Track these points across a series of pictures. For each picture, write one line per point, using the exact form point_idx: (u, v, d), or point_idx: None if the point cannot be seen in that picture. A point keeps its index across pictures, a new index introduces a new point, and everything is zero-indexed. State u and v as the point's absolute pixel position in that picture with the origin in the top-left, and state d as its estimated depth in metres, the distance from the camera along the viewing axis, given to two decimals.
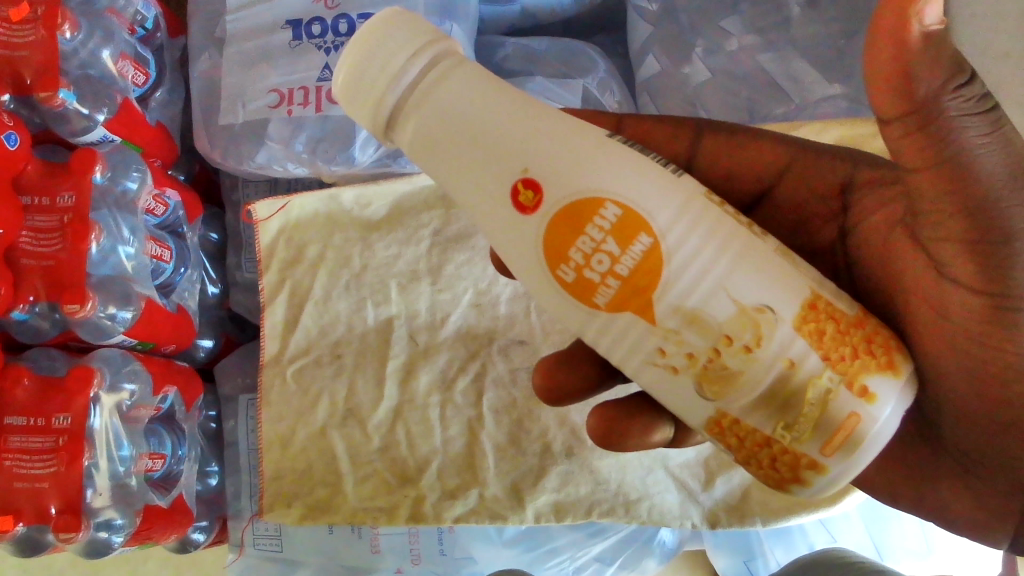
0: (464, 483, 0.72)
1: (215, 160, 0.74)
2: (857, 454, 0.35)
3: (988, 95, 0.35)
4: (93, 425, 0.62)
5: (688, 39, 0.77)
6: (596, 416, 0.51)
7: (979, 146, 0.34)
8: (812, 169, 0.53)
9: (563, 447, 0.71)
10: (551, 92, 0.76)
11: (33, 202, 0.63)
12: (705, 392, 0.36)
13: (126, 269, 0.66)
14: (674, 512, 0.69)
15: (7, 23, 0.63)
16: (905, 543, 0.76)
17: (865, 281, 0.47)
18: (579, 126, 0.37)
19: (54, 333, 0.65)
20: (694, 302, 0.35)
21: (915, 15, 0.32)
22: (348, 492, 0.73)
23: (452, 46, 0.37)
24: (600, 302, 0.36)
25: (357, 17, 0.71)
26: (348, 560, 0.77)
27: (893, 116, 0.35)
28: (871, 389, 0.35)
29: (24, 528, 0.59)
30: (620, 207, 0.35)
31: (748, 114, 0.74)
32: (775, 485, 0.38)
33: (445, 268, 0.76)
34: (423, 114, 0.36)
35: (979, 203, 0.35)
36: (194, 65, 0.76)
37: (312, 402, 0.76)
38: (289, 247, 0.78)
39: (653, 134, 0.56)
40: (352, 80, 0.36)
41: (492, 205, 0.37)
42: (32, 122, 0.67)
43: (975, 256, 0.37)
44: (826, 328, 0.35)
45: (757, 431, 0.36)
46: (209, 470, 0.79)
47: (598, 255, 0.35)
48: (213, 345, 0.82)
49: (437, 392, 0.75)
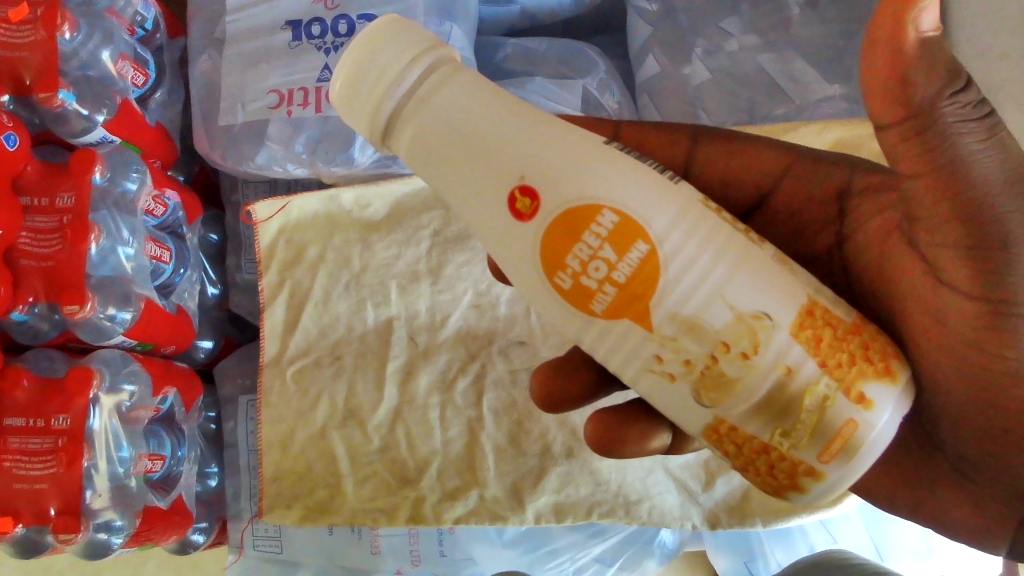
0: (463, 484, 0.72)
1: (215, 161, 0.74)
2: (854, 461, 0.35)
3: (984, 101, 0.34)
4: (93, 426, 0.62)
5: (688, 39, 0.77)
6: (593, 424, 0.51)
7: (976, 151, 0.34)
8: (810, 174, 0.53)
9: (563, 449, 0.71)
10: (551, 93, 0.75)
11: (33, 203, 0.63)
12: (702, 398, 0.36)
13: (126, 270, 0.66)
14: (674, 513, 0.69)
15: (6, 23, 0.63)
16: (906, 545, 0.76)
17: (863, 288, 0.47)
18: (576, 132, 0.37)
19: (54, 334, 0.65)
20: (691, 309, 0.35)
21: (911, 21, 0.32)
22: (348, 493, 0.73)
23: (449, 53, 0.37)
24: (597, 309, 0.36)
25: (357, 18, 0.71)
26: (348, 561, 0.77)
27: (889, 122, 0.35)
28: (868, 396, 0.35)
29: (24, 529, 0.59)
30: (617, 214, 0.35)
31: (748, 115, 0.74)
32: (773, 492, 0.38)
33: (445, 269, 0.76)
34: (421, 120, 0.36)
35: (976, 209, 0.35)
36: (194, 65, 0.76)
37: (312, 403, 0.76)
38: (289, 247, 0.78)
39: (651, 140, 0.56)
40: (349, 87, 0.36)
41: (488, 211, 0.37)
42: (32, 123, 0.67)
43: (972, 262, 0.37)
44: (824, 335, 0.35)
45: (755, 437, 0.36)
46: (209, 471, 0.79)
47: (595, 262, 0.35)
48: (213, 346, 0.82)
49: (436, 393, 0.75)
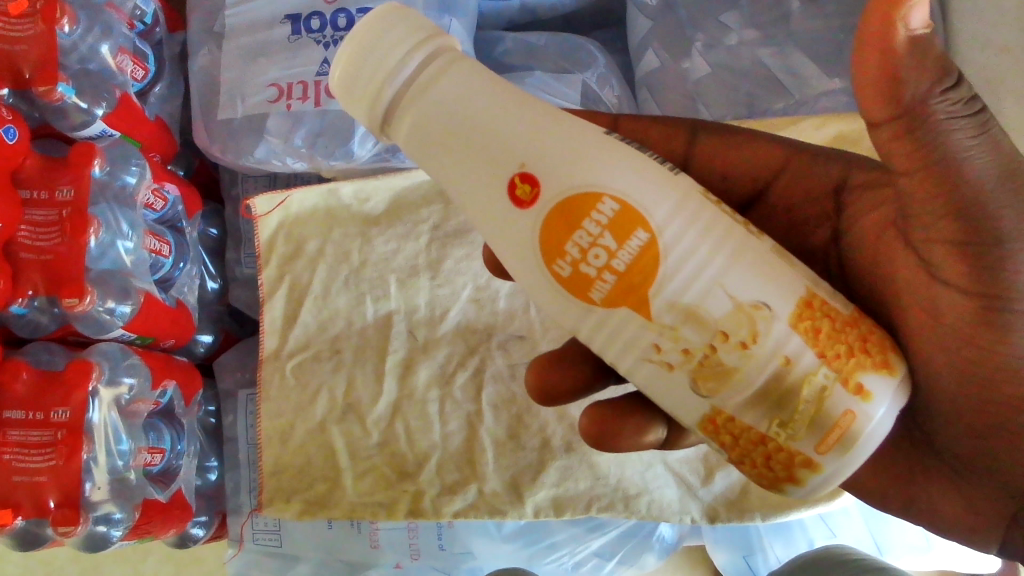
0: (463, 478, 0.72)
1: (214, 155, 0.74)
2: (851, 452, 0.35)
3: (976, 97, 0.35)
4: (93, 419, 0.62)
5: (688, 33, 0.77)
6: (589, 419, 0.51)
7: (967, 147, 0.35)
8: (808, 168, 0.53)
9: (563, 443, 0.71)
10: (551, 87, 0.75)
11: (33, 196, 0.63)
12: (700, 388, 0.36)
13: (126, 264, 0.66)
14: (673, 507, 0.69)
15: (6, 16, 0.62)
16: (906, 541, 0.76)
17: (859, 283, 0.47)
18: (577, 122, 0.37)
19: (53, 327, 0.66)
20: (691, 298, 0.35)
21: (901, 20, 0.32)
22: (348, 487, 0.73)
23: (449, 42, 0.37)
24: (596, 298, 0.36)
25: (357, 12, 0.71)
26: (348, 555, 0.77)
27: (882, 119, 0.36)
28: (866, 387, 0.35)
29: (24, 521, 0.59)
30: (617, 202, 0.35)
31: (747, 109, 0.74)
32: (769, 484, 0.38)
33: (445, 263, 0.76)
34: (421, 108, 0.36)
35: (970, 206, 0.35)
36: (194, 59, 0.75)
37: (312, 397, 0.76)
38: (288, 242, 0.78)
39: (650, 133, 0.56)
40: (349, 75, 0.36)
41: (487, 199, 0.37)
42: (32, 117, 0.67)
43: (967, 258, 0.37)
44: (822, 326, 0.35)
45: (752, 428, 0.36)
46: (209, 465, 0.79)
47: (594, 249, 0.35)
48: (212, 341, 0.83)
49: (436, 387, 0.75)
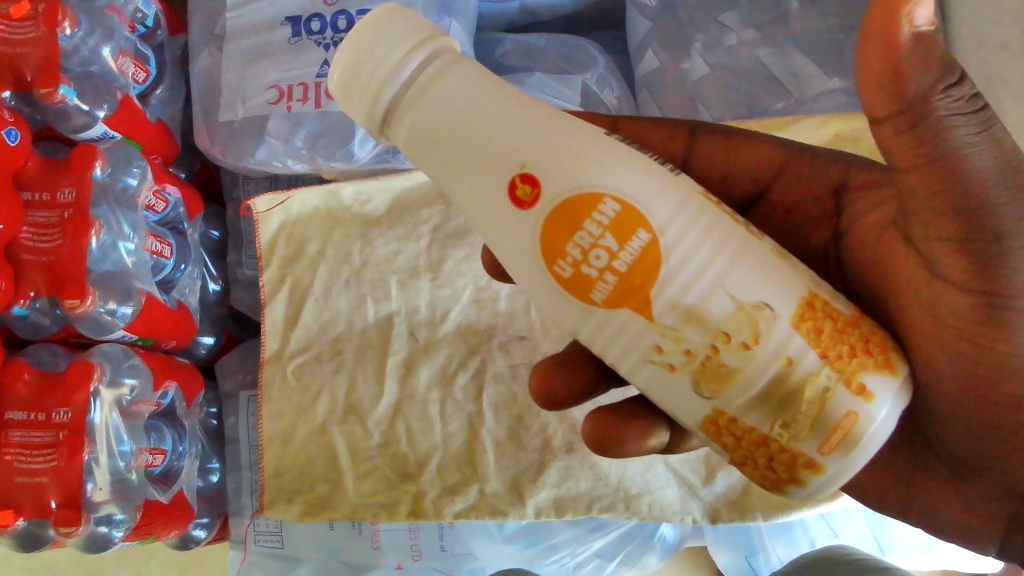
0: (464, 479, 0.72)
1: (216, 157, 0.74)
2: (854, 452, 0.35)
3: (977, 95, 0.35)
4: (93, 420, 0.62)
5: (687, 34, 0.77)
6: (591, 423, 0.51)
7: (970, 145, 0.35)
8: (807, 171, 0.53)
9: (564, 443, 0.72)
10: (551, 88, 0.76)
11: (34, 197, 0.63)
12: (702, 390, 0.36)
13: (126, 265, 0.66)
14: (674, 507, 0.69)
15: (7, 19, 0.63)
16: (906, 540, 0.77)
17: (858, 283, 0.47)
18: (578, 124, 0.37)
19: (54, 328, 0.65)
20: (694, 298, 0.35)
21: (906, 16, 0.32)
22: (348, 488, 0.73)
23: (448, 44, 0.37)
24: (597, 299, 0.36)
25: (357, 13, 0.71)
26: (349, 556, 0.77)
27: (883, 116, 0.36)
28: (868, 388, 0.35)
29: (24, 522, 0.59)
30: (619, 203, 0.35)
31: (747, 109, 0.74)
32: (771, 486, 0.38)
33: (445, 264, 0.76)
34: (421, 110, 0.36)
35: (971, 202, 0.35)
36: (194, 62, 0.76)
37: (313, 398, 0.76)
38: (289, 243, 0.78)
39: (649, 135, 0.56)
40: (348, 77, 0.36)
41: (488, 200, 0.37)
42: (33, 119, 0.67)
43: (966, 255, 0.37)
44: (824, 327, 0.35)
45: (754, 430, 0.36)
46: (210, 466, 0.79)
47: (596, 250, 0.35)
48: (213, 343, 0.83)
49: (437, 388, 0.75)
